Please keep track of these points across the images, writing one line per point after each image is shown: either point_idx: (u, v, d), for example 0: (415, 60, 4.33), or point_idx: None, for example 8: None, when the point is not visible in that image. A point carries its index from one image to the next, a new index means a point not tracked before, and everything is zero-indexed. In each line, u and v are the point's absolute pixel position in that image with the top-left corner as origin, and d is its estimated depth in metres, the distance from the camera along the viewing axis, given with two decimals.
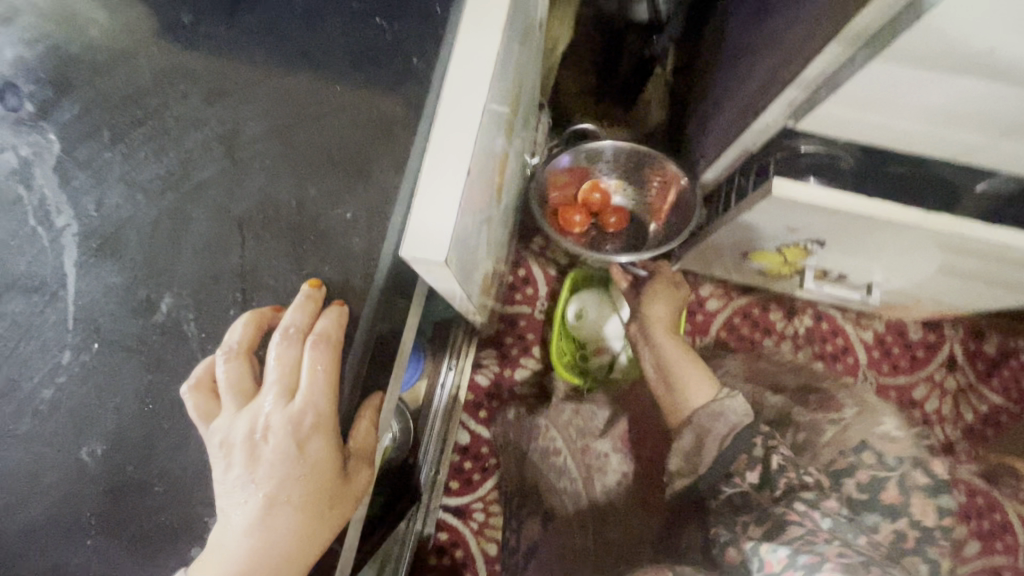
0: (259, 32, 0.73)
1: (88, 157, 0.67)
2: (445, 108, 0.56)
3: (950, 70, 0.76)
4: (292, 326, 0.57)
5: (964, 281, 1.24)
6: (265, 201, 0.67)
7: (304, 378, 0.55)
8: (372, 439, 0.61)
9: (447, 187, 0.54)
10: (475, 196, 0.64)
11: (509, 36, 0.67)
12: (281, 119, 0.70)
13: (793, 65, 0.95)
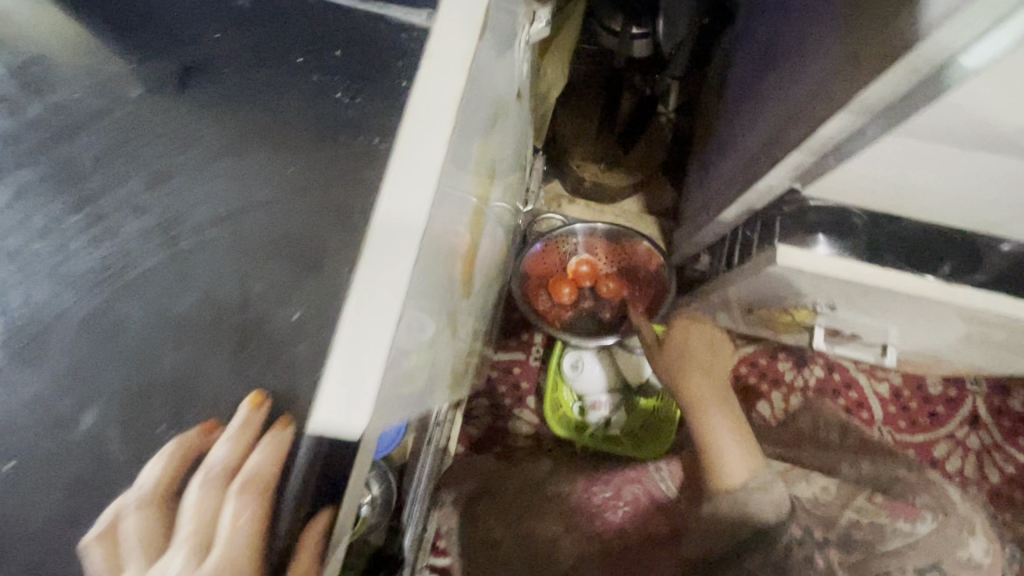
0: (207, 104, 0.65)
1: (17, 248, 0.62)
2: (372, 254, 0.55)
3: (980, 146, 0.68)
4: (219, 467, 0.53)
5: (991, 347, 1.14)
6: (205, 300, 0.60)
7: (222, 531, 0.49)
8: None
9: (366, 350, 0.53)
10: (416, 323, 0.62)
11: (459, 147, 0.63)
12: (228, 205, 0.62)
13: (801, 126, 0.86)
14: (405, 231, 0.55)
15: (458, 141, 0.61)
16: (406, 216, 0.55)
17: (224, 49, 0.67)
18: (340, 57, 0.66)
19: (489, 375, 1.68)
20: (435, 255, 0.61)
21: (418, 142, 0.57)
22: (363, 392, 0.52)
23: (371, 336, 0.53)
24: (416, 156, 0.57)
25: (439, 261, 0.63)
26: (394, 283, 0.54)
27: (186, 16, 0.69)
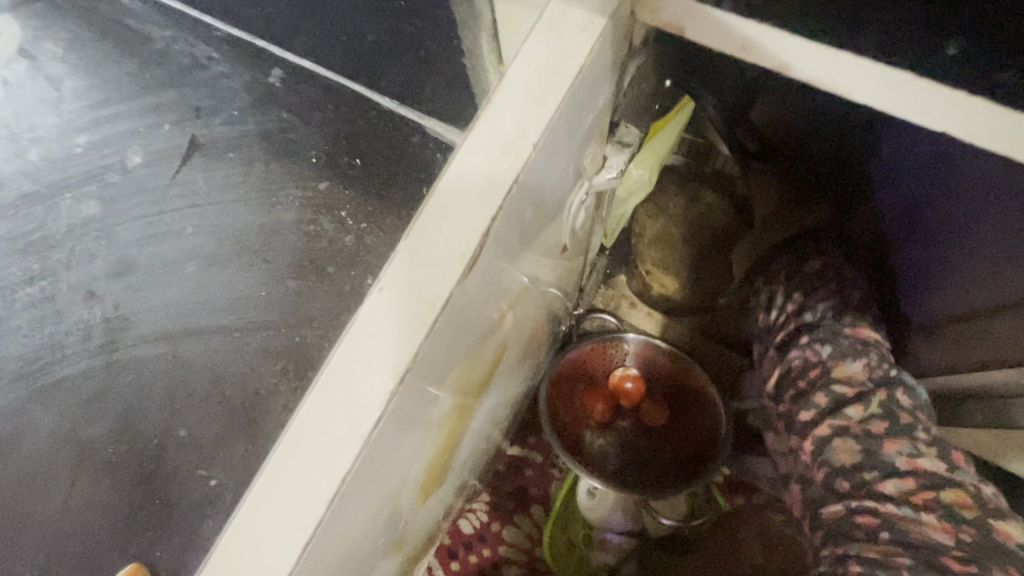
0: (203, 193, 0.57)
1: None
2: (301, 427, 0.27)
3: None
4: None
5: None
6: (120, 431, 0.50)
7: None
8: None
9: None
10: (406, 499, 0.41)
11: (518, 270, 0.40)
12: (184, 322, 0.52)
13: None
14: (274, 542, 0.26)
15: (445, 343, 0.31)
16: (285, 507, 0.26)
17: (238, 129, 0.58)
18: (358, 166, 0.54)
19: None
20: (389, 502, 0.37)
21: (364, 350, 0.27)
22: None
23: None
24: (344, 382, 0.27)
25: (392, 511, 0.39)
26: (315, 492, 0.26)
27: (203, 77, 0.60)
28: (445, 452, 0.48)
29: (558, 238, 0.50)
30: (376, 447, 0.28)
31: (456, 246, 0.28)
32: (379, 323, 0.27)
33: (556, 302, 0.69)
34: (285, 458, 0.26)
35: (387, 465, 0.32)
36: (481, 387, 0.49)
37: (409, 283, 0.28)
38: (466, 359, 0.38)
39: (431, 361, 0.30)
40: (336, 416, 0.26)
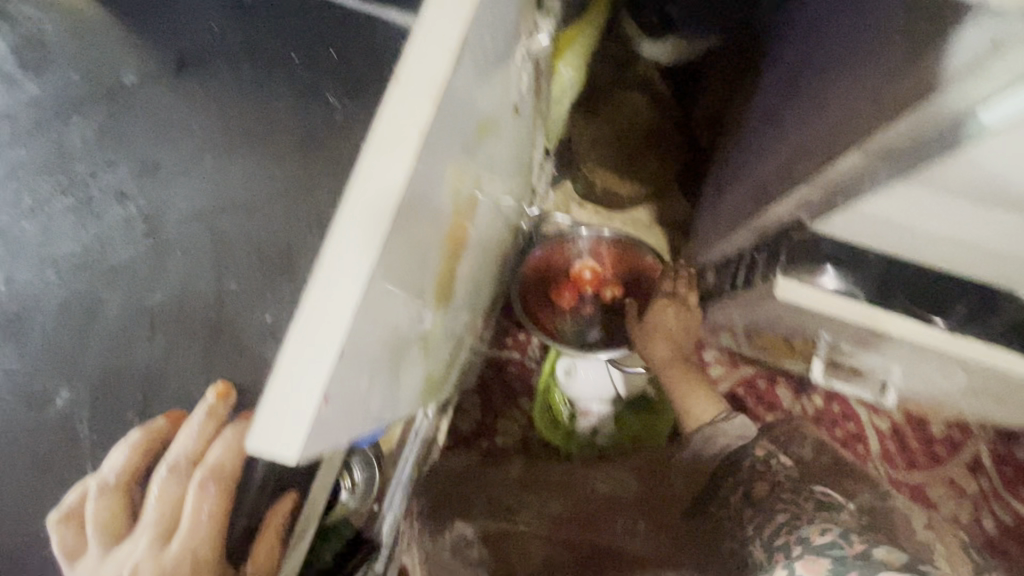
0: (199, 100, 0.74)
1: (4, 225, 0.71)
2: (359, 176, 0.37)
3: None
4: (180, 457, 0.51)
5: (987, 395, 1.12)
6: (183, 292, 0.69)
7: (186, 521, 0.48)
8: (277, 557, 0.59)
9: (345, 294, 0.36)
10: (422, 292, 0.54)
11: (481, 100, 0.52)
12: (209, 201, 0.72)
13: (858, 122, 0.70)
14: (357, 253, 0.37)
15: (429, 164, 0.42)
16: (340, 279, 0.36)
17: (220, 42, 0.74)
18: (335, 57, 0.73)
19: (483, 372, 1.71)
20: (414, 277, 0.49)
21: (395, 119, 0.38)
22: (331, 342, 0.36)
23: (346, 275, 0.36)
24: (386, 141, 0.38)
25: (406, 321, 0.52)
26: (378, 212, 0.37)
27: (178, 8, 0.75)
28: (442, 269, 0.60)
29: (506, 103, 0.63)
30: (411, 191, 0.39)
31: (427, 78, 0.39)
32: (403, 101, 0.38)
33: (505, 170, 0.83)
34: (354, 194, 0.37)
35: (398, 264, 0.43)
36: (462, 217, 0.61)
37: (419, 70, 0.39)
38: (446, 193, 0.50)
39: (438, 137, 0.42)
40: (383, 161, 0.38)
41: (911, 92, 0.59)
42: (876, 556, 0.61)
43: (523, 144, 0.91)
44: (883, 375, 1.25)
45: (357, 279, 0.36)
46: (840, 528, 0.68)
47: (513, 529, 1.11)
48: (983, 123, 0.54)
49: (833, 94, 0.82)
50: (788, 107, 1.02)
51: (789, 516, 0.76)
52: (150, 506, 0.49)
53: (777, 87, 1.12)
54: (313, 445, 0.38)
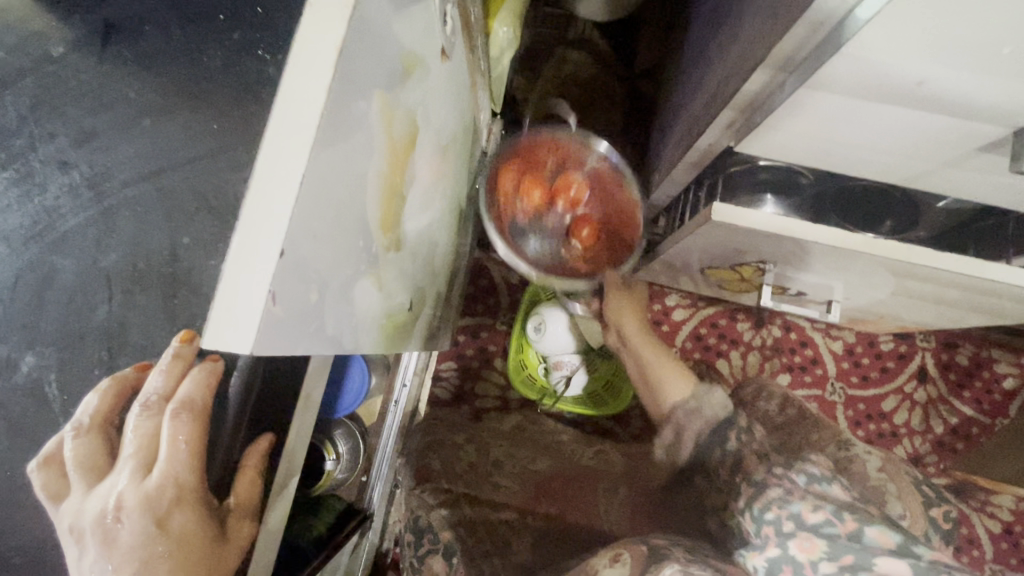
0: (135, 66, 0.73)
1: None
2: (283, 92, 0.40)
3: (928, 54, 0.61)
4: (153, 395, 0.53)
5: (919, 301, 1.22)
6: (135, 253, 0.68)
7: (163, 449, 0.50)
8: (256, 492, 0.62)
9: (280, 201, 0.39)
10: (363, 222, 0.57)
11: (400, 35, 0.55)
12: (146, 162, 0.72)
13: (761, 41, 0.76)
14: (288, 162, 0.40)
15: (349, 84, 0.46)
16: (277, 187, 0.40)
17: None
18: (260, 15, 0.73)
19: (456, 339, 1.75)
20: (353, 202, 0.53)
21: (312, 37, 0.41)
22: (272, 245, 0.39)
23: (279, 183, 0.40)
24: (306, 58, 0.41)
25: (351, 248, 0.55)
26: (304, 124, 0.40)
27: None
28: (384, 206, 0.63)
29: (431, 44, 0.67)
30: (332, 106, 0.43)
31: (337, 0, 0.42)
32: (317, 22, 0.41)
33: (442, 119, 0.86)
34: (278, 107, 0.40)
35: (333, 181, 0.47)
36: (399, 155, 0.64)
37: None
38: (375, 121, 0.54)
39: (353, 59, 0.45)
40: (304, 77, 0.41)
41: (796, 2, 0.66)
42: (873, 540, 0.73)
43: (459, 97, 0.95)
44: (826, 296, 1.34)
45: (291, 185, 0.40)
46: (831, 506, 0.79)
47: (492, 497, 1.23)
48: (858, 20, 0.60)
49: (742, 18, 0.88)
50: (712, 41, 1.08)
51: (784, 494, 0.84)
52: (129, 439, 0.50)
53: (701, 29, 1.18)
54: (267, 344, 0.41)
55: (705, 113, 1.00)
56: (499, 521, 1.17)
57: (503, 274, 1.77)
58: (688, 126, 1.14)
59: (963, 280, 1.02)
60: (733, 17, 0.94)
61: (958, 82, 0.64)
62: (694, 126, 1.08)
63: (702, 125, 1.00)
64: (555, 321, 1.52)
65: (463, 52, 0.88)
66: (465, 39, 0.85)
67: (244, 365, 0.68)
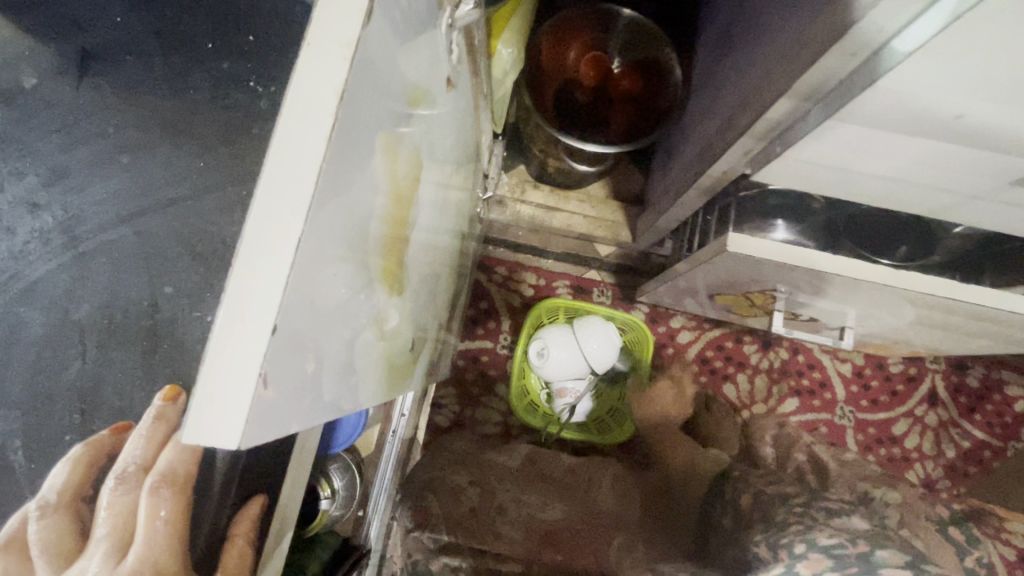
0: (130, 118, 1.07)
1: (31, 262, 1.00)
2: (274, 146, 0.35)
3: (970, 87, 0.57)
4: (132, 464, 0.48)
5: (938, 330, 1.18)
6: (107, 306, 1.00)
7: (139, 530, 0.45)
8: (246, 565, 0.55)
9: (270, 270, 0.34)
10: (363, 273, 0.52)
11: (406, 70, 0.51)
12: (121, 210, 1.05)
13: (784, 70, 0.72)
14: (281, 224, 0.35)
15: (350, 129, 0.40)
16: (268, 254, 0.34)
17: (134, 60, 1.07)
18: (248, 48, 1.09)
19: (456, 363, 1.69)
20: (354, 254, 0.48)
21: (310, 82, 0.36)
22: (257, 322, 0.34)
23: (270, 250, 0.34)
24: (302, 106, 0.36)
25: (350, 304, 0.50)
26: (297, 181, 0.35)
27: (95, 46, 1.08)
28: (386, 250, 0.58)
29: (437, 74, 0.62)
30: (333, 157, 0.38)
31: (337, 40, 0.37)
32: (314, 67, 0.36)
33: (446, 150, 0.82)
34: (271, 163, 0.35)
35: (330, 238, 0.41)
36: (401, 197, 0.59)
37: (330, 30, 0.37)
38: (378, 162, 0.49)
39: (356, 101, 0.40)
40: (299, 125, 0.35)
41: (825, 30, 0.62)
42: None
43: (462, 124, 0.91)
44: (839, 323, 1.30)
45: (284, 252, 0.34)
46: None
47: (492, 548, 1.17)
48: (896, 55, 0.57)
49: (758, 49, 0.85)
50: (722, 65, 1.05)
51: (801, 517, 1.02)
52: (101, 518, 0.45)
53: (711, 51, 1.16)
54: (255, 433, 0.36)
55: (717, 141, 0.97)
56: (495, 555, 1.13)
57: (503, 297, 1.72)
58: (697, 153, 1.11)
59: (987, 312, 0.98)
60: (747, 45, 0.91)
61: (1001, 117, 0.60)
62: (705, 152, 1.04)
63: (715, 152, 0.97)
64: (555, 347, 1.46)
65: (468, 78, 0.84)
66: (469, 66, 0.81)
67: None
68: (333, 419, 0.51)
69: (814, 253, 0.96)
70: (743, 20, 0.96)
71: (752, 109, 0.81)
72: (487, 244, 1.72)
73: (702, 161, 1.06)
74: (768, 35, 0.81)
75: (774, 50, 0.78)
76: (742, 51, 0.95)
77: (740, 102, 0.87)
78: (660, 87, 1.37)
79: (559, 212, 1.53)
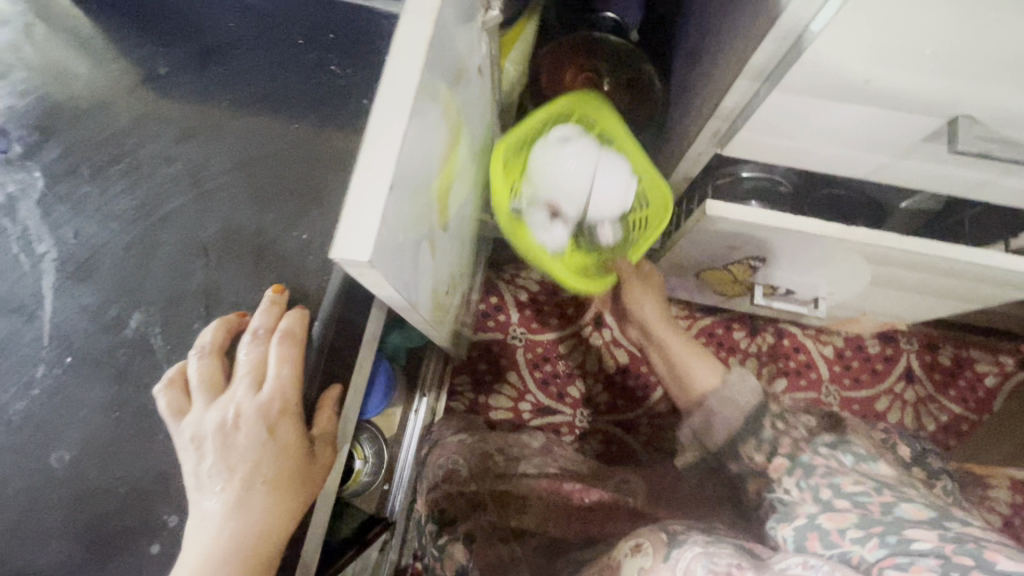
0: None
1: (68, 192, 0.75)
2: (391, 71, 0.54)
3: (869, 55, 0.77)
4: (261, 327, 0.64)
5: (897, 291, 1.35)
6: None
7: (271, 370, 0.61)
8: (334, 426, 0.69)
9: (388, 144, 0.52)
10: (428, 190, 0.69)
11: (458, 47, 0.71)
12: None
13: (739, 57, 0.92)
14: (395, 116, 0.53)
15: (430, 70, 0.59)
16: (387, 136, 0.52)
17: None
18: None
19: (470, 354, 1.83)
20: (425, 169, 0.65)
21: (411, 35, 0.55)
22: (381, 176, 0.51)
23: (387, 132, 0.52)
24: (407, 49, 0.55)
25: (421, 209, 0.67)
26: (405, 91, 0.54)
27: None
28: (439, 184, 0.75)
29: (473, 60, 0.82)
30: (422, 83, 0.56)
31: (427, 9, 0.56)
32: (412, 25, 0.56)
33: (474, 130, 1.01)
34: (388, 81, 0.53)
35: (416, 144, 0.59)
36: (451, 145, 0.78)
37: (422, 4, 0.57)
38: (441, 107, 0.67)
39: (434, 52, 0.59)
40: (405, 61, 0.54)
41: (765, 19, 0.83)
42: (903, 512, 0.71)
43: (484, 115, 1.11)
44: (813, 294, 1.47)
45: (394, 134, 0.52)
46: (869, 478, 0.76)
47: (516, 501, 1.24)
48: (812, 34, 0.77)
49: (717, 52, 1.07)
50: (692, 72, 1.27)
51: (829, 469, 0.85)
52: (243, 362, 0.62)
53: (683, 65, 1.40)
54: (376, 259, 0.52)
55: (692, 129, 1.17)
56: (519, 493, 1.25)
57: (511, 291, 1.89)
58: (677, 145, 1.32)
59: (929, 262, 1.15)
60: (709, 51, 1.13)
61: (897, 79, 0.80)
62: (683, 141, 1.25)
63: (692, 137, 1.16)
64: (577, 158, 1.22)
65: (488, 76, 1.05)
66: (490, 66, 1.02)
67: (326, 312, 0.72)
68: (404, 300, 0.67)
69: (781, 215, 1.13)
70: (706, 34, 1.19)
71: (717, 94, 1.02)
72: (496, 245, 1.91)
73: (682, 149, 1.27)
74: (726, 37, 1.02)
75: (729, 48, 0.99)
76: (706, 57, 1.17)
77: (709, 91, 1.08)
78: (646, 99, 1.59)
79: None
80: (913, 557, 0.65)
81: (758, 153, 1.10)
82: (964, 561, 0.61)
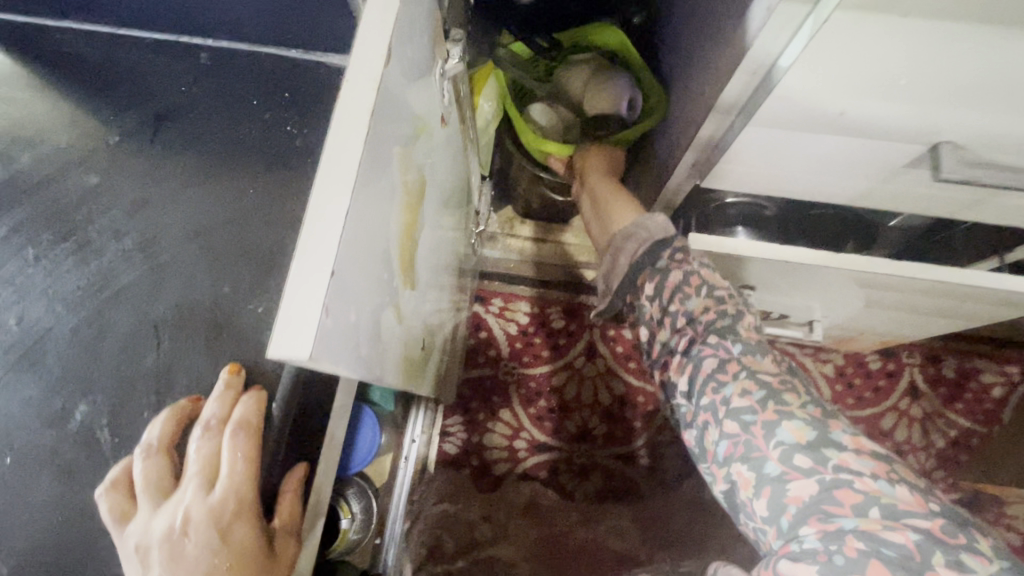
0: None
1: (11, 274, 0.72)
2: (330, 147, 0.50)
3: (841, 89, 0.74)
4: (213, 418, 0.60)
5: (893, 312, 1.31)
6: None
7: (224, 466, 0.57)
8: (298, 514, 0.64)
9: (326, 229, 0.48)
10: (386, 256, 0.65)
11: (412, 104, 0.68)
12: None
13: (710, 90, 0.90)
14: (334, 196, 0.49)
15: (376, 139, 0.56)
16: (326, 218, 0.48)
17: None
18: None
19: (461, 392, 1.78)
20: (379, 237, 0.62)
21: (352, 107, 0.52)
22: (319, 265, 0.47)
23: (325, 215, 0.49)
24: (346, 121, 0.51)
25: (378, 278, 0.63)
26: (344, 168, 0.50)
27: None
28: (401, 245, 0.72)
29: (434, 112, 0.79)
30: (367, 156, 0.53)
31: (368, 77, 0.53)
32: (352, 95, 0.52)
33: (443, 177, 0.98)
34: (326, 159, 0.50)
35: (365, 218, 0.56)
36: (412, 203, 0.74)
37: (362, 72, 0.53)
38: (396, 169, 0.64)
39: (379, 119, 0.56)
40: (344, 135, 0.51)
41: (733, 54, 0.80)
42: (788, 436, 0.73)
43: (454, 158, 1.08)
44: (807, 317, 1.43)
45: (333, 216, 0.49)
46: (760, 391, 0.79)
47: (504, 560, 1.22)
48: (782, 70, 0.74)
49: (689, 84, 1.05)
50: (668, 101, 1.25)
51: (717, 365, 0.84)
52: (192, 459, 0.57)
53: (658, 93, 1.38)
54: (320, 352, 0.48)
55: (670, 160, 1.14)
56: (505, 556, 1.24)
57: (500, 325, 1.85)
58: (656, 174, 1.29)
59: (923, 284, 1.11)
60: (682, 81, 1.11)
61: (873, 112, 0.77)
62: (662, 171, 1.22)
63: (671, 168, 1.14)
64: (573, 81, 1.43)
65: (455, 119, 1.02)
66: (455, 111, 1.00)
67: (286, 392, 0.67)
68: (365, 376, 0.63)
69: (767, 245, 1.10)
70: (679, 64, 1.16)
71: (692, 126, 0.99)
72: (483, 278, 1.88)
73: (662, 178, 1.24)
74: (698, 68, 1.00)
75: (700, 81, 0.97)
76: (679, 86, 1.15)
77: (683, 122, 1.05)
78: None
79: (550, 243, 1.75)
80: (802, 540, 0.67)
81: (737, 184, 1.07)
82: (851, 548, 0.63)
